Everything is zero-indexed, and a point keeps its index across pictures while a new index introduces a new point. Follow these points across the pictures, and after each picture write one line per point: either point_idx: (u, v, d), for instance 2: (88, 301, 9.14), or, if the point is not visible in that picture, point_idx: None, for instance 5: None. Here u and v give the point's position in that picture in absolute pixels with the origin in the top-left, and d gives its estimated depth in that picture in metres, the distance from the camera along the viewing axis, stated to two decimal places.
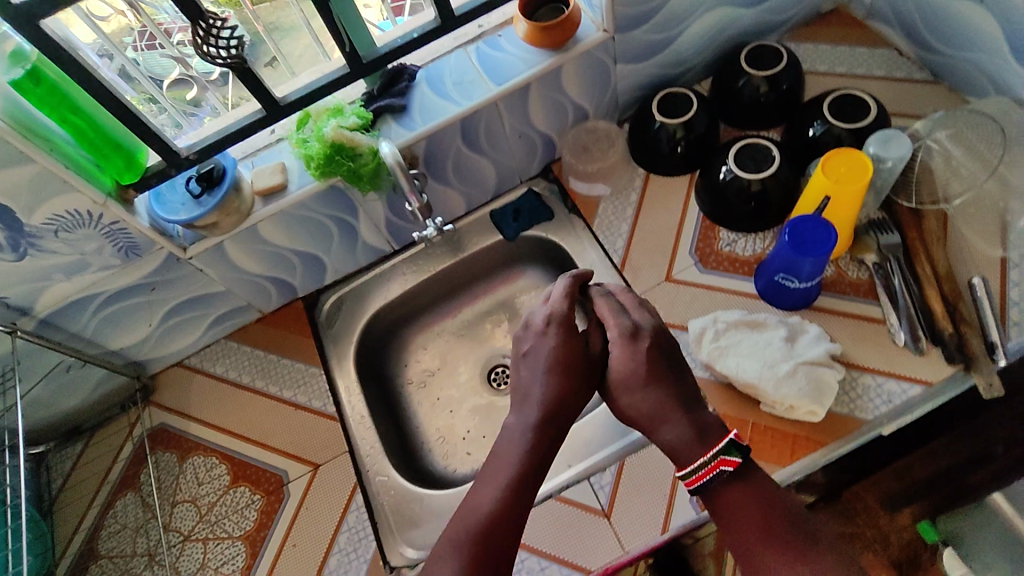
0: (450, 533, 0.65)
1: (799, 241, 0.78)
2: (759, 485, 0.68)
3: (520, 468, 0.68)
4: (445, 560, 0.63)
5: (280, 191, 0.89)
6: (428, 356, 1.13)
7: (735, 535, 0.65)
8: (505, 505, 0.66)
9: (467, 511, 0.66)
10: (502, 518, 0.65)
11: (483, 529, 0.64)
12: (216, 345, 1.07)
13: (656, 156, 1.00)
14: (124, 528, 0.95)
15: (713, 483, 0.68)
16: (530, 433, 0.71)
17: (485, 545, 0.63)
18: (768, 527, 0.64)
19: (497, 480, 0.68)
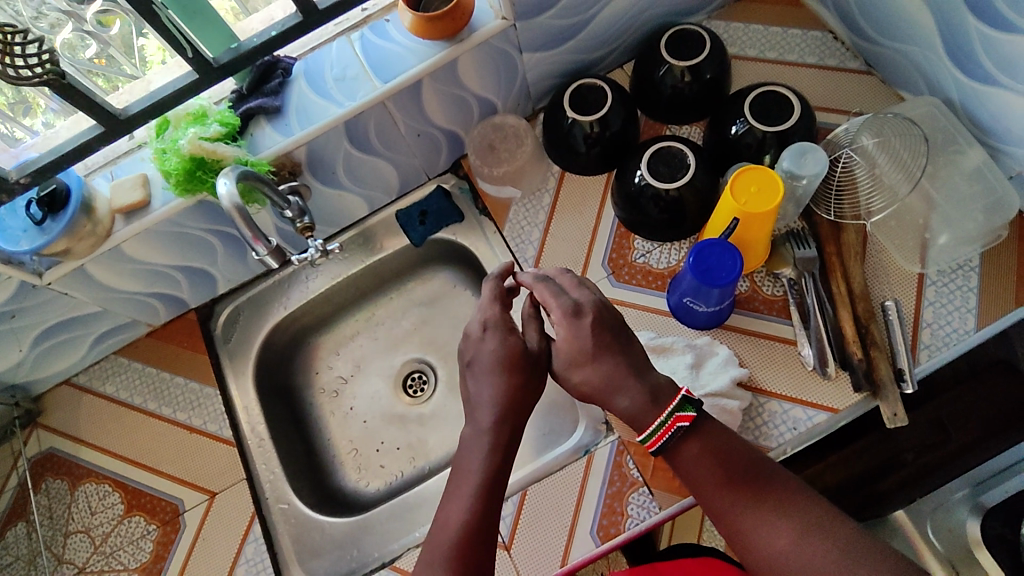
0: (426, 560, 0.58)
1: (703, 271, 0.72)
2: (718, 436, 0.63)
3: (484, 481, 0.62)
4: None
5: (143, 208, 0.80)
6: (340, 362, 1.06)
7: (705, 495, 0.61)
8: (477, 521, 0.59)
9: (440, 533, 0.60)
10: (477, 536, 0.59)
11: (461, 553, 0.58)
12: (105, 362, 1.00)
13: (570, 155, 0.92)
14: (16, 560, 0.90)
15: (674, 445, 0.62)
16: (490, 441, 0.64)
17: (467, 569, 0.57)
18: (738, 482, 0.60)
19: (464, 496, 0.61)
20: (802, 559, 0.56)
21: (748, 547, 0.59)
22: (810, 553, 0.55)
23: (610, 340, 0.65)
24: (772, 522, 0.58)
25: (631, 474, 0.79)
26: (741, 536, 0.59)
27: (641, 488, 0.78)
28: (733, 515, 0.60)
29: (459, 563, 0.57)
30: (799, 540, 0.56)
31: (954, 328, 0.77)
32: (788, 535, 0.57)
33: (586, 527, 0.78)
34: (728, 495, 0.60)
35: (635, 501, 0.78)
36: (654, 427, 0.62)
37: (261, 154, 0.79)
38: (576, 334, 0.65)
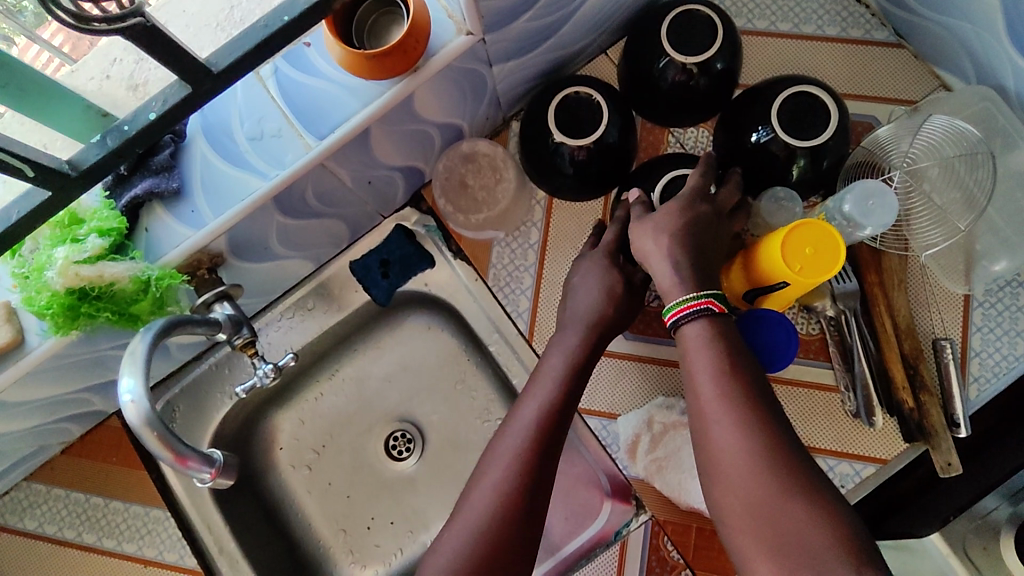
0: (498, 441, 0.62)
1: (755, 350, 0.61)
2: (732, 335, 0.56)
3: (564, 380, 0.64)
4: (494, 463, 0.60)
5: (15, 349, 0.59)
6: (308, 433, 0.91)
7: (694, 377, 0.54)
8: (549, 412, 0.62)
9: (513, 420, 0.63)
10: (550, 422, 0.61)
11: (532, 436, 0.60)
12: (14, 492, 0.81)
13: (557, 176, 0.74)
14: None
15: (686, 326, 0.56)
16: (566, 346, 0.66)
17: (538, 447, 0.60)
18: (732, 380, 0.53)
19: (541, 387, 0.64)
20: (753, 486, 0.49)
21: (711, 450, 0.52)
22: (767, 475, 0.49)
23: (699, 240, 0.61)
24: (741, 433, 0.51)
25: (671, 557, 0.72)
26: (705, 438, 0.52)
27: (684, 571, 0.71)
28: (708, 410, 0.53)
29: (530, 442, 0.60)
30: (764, 462, 0.49)
31: (1003, 355, 0.70)
32: (753, 451, 0.50)
33: None
34: (714, 390, 0.53)
35: None
36: (689, 297, 0.57)
37: (163, 260, 0.58)
38: (678, 207, 0.62)
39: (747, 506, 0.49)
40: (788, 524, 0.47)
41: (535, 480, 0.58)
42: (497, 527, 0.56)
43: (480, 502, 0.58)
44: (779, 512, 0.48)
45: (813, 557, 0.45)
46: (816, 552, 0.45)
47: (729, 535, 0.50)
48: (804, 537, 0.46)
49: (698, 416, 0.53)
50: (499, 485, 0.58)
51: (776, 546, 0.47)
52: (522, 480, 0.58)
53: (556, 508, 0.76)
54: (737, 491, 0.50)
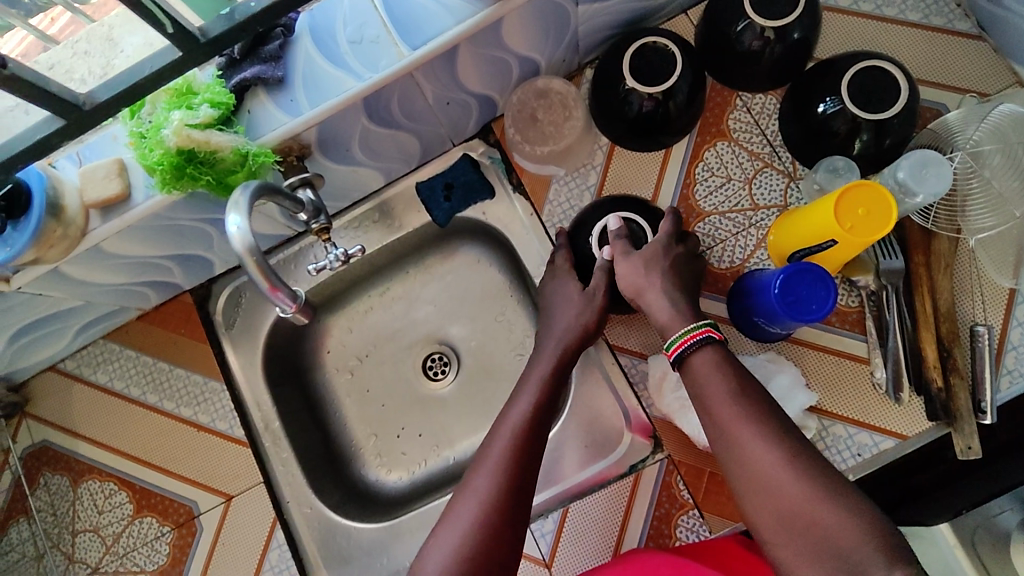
0: (485, 449, 0.65)
1: (794, 305, 0.63)
2: (737, 363, 0.63)
3: (544, 393, 0.69)
4: (482, 468, 0.63)
5: (122, 202, 0.66)
6: (353, 340, 0.97)
7: (711, 400, 0.60)
8: (531, 417, 0.66)
9: (497, 432, 0.67)
10: (530, 428, 0.65)
11: (515, 440, 0.64)
12: (93, 348, 0.90)
13: (621, 124, 0.78)
14: (24, 558, 0.86)
15: (694, 354, 0.64)
16: (544, 364, 0.72)
17: (520, 451, 0.64)
18: (748, 401, 0.59)
19: (522, 400, 0.68)
20: (789, 493, 0.54)
21: (736, 465, 0.58)
22: (790, 481, 0.54)
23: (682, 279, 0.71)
24: (767, 445, 0.57)
25: (681, 496, 0.75)
26: (735, 453, 0.58)
27: (691, 510, 0.75)
28: (730, 430, 0.59)
29: (514, 447, 0.64)
30: (786, 468, 0.55)
31: None
32: (776, 459, 0.56)
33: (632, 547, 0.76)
34: (735, 411, 0.59)
35: (684, 524, 0.75)
36: (678, 336, 0.65)
37: (262, 139, 0.65)
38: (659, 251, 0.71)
39: (778, 516, 0.54)
40: (818, 525, 0.52)
41: (519, 482, 0.62)
42: (486, 526, 0.59)
43: (468, 508, 0.60)
44: (807, 514, 0.53)
45: (842, 551, 0.51)
46: (847, 550, 0.51)
47: (772, 543, 0.55)
48: (831, 536, 0.52)
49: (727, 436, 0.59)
50: (487, 487, 0.61)
51: (810, 546, 0.53)
52: (506, 480, 0.61)
53: (576, 436, 0.80)
54: (767, 500, 0.55)
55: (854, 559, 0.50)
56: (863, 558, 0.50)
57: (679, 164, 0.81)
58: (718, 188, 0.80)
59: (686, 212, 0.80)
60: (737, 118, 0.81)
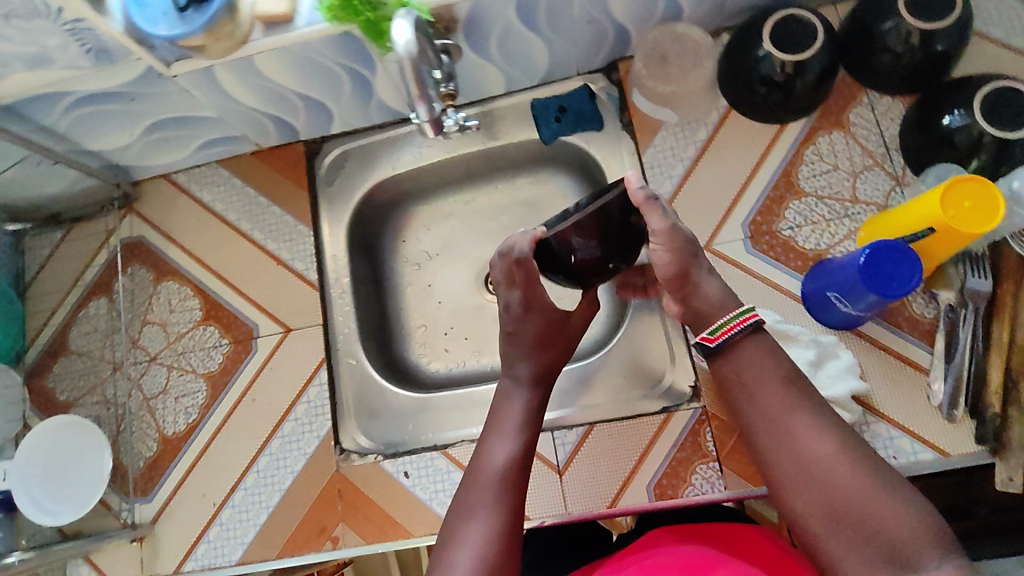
0: (470, 489, 0.59)
1: (876, 278, 0.64)
2: (778, 353, 0.61)
3: (524, 426, 0.64)
4: (475, 516, 0.56)
5: (284, 23, 0.73)
6: (430, 237, 1.02)
7: (757, 389, 0.58)
8: (517, 456, 0.61)
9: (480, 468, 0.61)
10: (518, 471, 0.60)
11: (506, 483, 0.59)
12: (206, 168, 0.98)
13: (746, 90, 0.81)
14: (95, 331, 0.95)
15: (739, 342, 0.60)
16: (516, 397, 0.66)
17: (512, 498, 0.58)
18: (795, 391, 0.57)
19: (502, 436, 0.63)
20: (841, 478, 0.52)
21: (788, 459, 0.54)
22: (845, 474, 0.52)
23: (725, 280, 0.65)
24: (818, 433, 0.54)
25: (706, 445, 0.77)
26: (783, 437, 0.55)
27: (712, 462, 0.77)
28: (778, 424, 0.56)
29: (506, 492, 0.58)
30: (839, 460, 0.53)
31: None
32: (828, 448, 0.53)
33: (643, 481, 0.77)
34: (784, 395, 0.57)
35: (701, 472, 0.76)
36: (727, 318, 0.60)
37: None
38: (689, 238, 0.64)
39: (828, 507, 0.52)
40: (875, 521, 0.50)
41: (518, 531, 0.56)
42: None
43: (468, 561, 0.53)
44: (862, 510, 0.50)
45: (893, 543, 0.49)
46: (903, 542, 0.49)
47: (821, 541, 0.52)
48: (884, 529, 0.49)
49: (774, 424, 0.56)
50: (487, 537, 0.55)
51: (864, 542, 0.50)
52: (508, 530, 0.56)
53: (617, 367, 0.83)
54: (820, 496, 0.52)
55: (908, 553, 0.48)
56: (917, 552, 0.48)
57: (788, 143, 0.82)
58: (823, 172, 0.81)
59: (784, 187, 0.81)
60: (859, 113, 0.82)
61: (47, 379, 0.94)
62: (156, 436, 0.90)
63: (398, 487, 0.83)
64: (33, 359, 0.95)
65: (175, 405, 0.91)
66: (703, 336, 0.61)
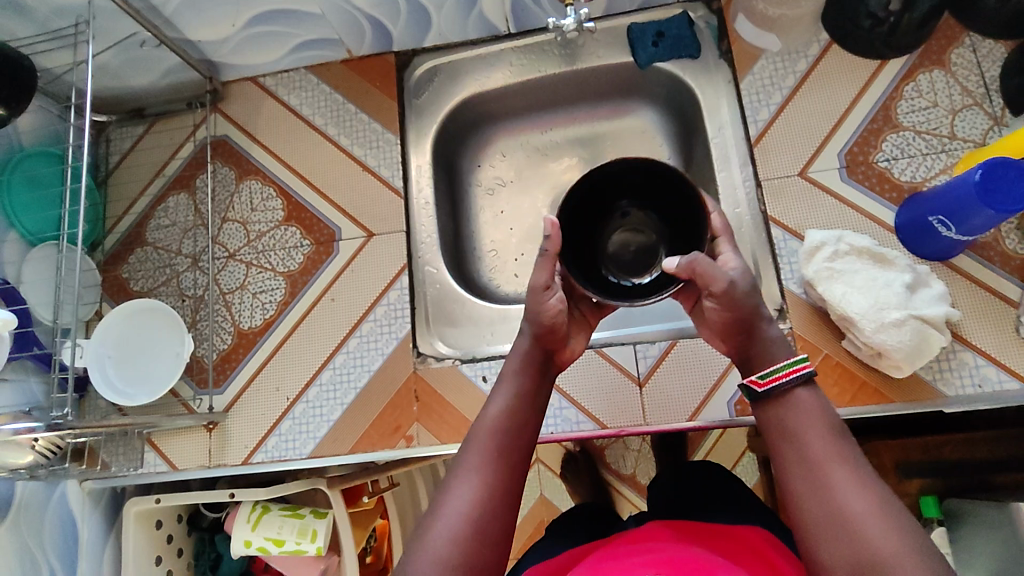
0: (464, 451, 0.61)
1: (991, 195, 0.65)
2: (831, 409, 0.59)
3: (523, 395, 0.65)
4: (461, 482, 0.59)
5: None
6: (507, 164, 1.01)
7: (799, 437, 0.56)
8: (511, 421, 0.63)
9: (477, 431, 0.63)
10: (510, 433, 0.62)
11: (496, 450, 0.61)
12: (295, 73, 0.98)
13: (851, 23, 0.83)
14: (173, 225, 0.95)
15: (790, 393, 0.59)
16: (524, 353, 0.66)
17: (501, 470, 0.60)
18: (837, 444, 0.55)
19: (506, 395, 0.64)
20: (873, 535, 0.50)
21: (816, 505, 0.53)
22: (874, 527, 0.50)
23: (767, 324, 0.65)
24: (856, 488, 0.53)
25: None
26: (818, 485, 0.54)
27: None
28: (812, 474, 0.55)
29: (501, 456, 0.60)
30: (873, 515, 0.51)
31: None
32: (862, 503, 0.52)
33: (725, 397, 0.78)
34: (824, 448, 0.55)
35: None
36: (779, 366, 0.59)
37: None
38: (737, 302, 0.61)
39: (852, 561, 0.50)
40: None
41: (502, 491, 0.59)
42: (470, 543, 0.55)
43: (450, 520, 0.56)
44: (881, 564, 0.49)
45: None
46: None
47: None
48: None
49: (812, 470, 0.55)
50: (470, 506, 0.57)
51: None
52: (491, 492, 0.58)
53: None
54: (836, 544, 0.51)
55: None
56: None
57: (889, 78, 0.83)
58: (922, 109, 0.81)
59: (882, 120, 0.82)
60: (961, 54, 0.82)
61: (122, 269, 0.95)
62: (231, 330, 0.90)
63: (476, 391, 0.84)
64: (110, 247, 0.96)
65: (252, 300, 0.91)
66: (752, 379, 0.60)
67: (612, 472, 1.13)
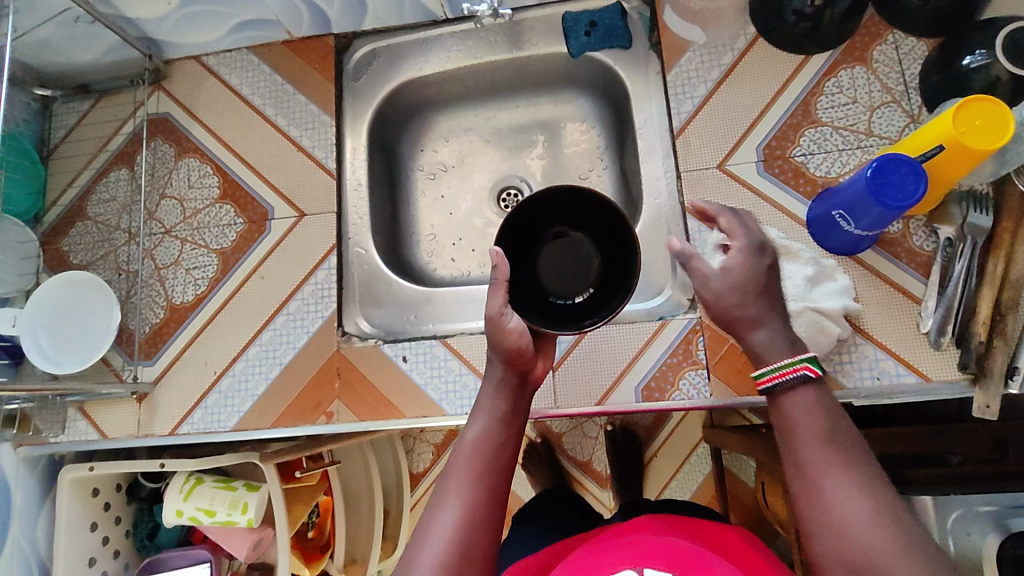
0: (448, 473, 0.60)
1: (882, 192, 0.66)
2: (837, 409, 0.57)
3: (505, 415, 0.64)
4: (444, 504, 0.57)
5: None
6: (447, 150, 1.03)
7: (796, 436, 0.56)
8: (494, 442, 0.62)
9: (460, 453, 0.61)
10: (493, 453, 0.61)
11: (479, 469, 0.59)
12: (237, 54, 0.99)
13: (776, 18, 0.83)
14: (112, 200, 0.97)
15: (788, 394, 0.58)
16: (499, 379, 0.66)
17: (484, 490, 0.59)
18: (834, 442, 0.54)
19: (486, 415, 0.64)
20: (864, 534, 0.49)
21: (809, 504, 0.53)
22: (867, 529, 0.49)
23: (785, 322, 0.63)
24: (851, 485, 0.51)
25: (697, 353, 0.79)
26: (812, 483, 0.53)
27: (701, 369, 0.79)
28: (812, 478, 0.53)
29: (483, 478, 0.59)
30: (865, 514, 0.50)
31: None
32: (856, 502, 0.50)
33: (633, 382, 0.80)
34: (821, 448, 0.54)
35: (689, 378, 0.79)
36: (775, 366, 0.59)
37: None
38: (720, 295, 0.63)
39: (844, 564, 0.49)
40: None
41: (487, 512, 0.57)
42: (457, 566, 0.54)
43: (435, 544, 0.55)
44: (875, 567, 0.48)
45: None
46: None
47: None
48: None
49: (804, 466, 0.54)
50: (453, 527, 0.56)
51: None
52: (477, 516, 0.57)
53: None
54: (832, 544, 0.50)
55: None
56: None
57: (811, 73, 0.84)
58: (841, 104, 0.82)
59: (802, 115, 0.83)
60: (883, 51, 0.83)
61: (62, 243, 0.97)
62: (163, 304, 0.92)
63: (396, 370, 0.86)
64: (52, 221, 0.97)
65: (185, 276, 0.93)
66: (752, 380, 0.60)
67: (569, 458, 1.27)
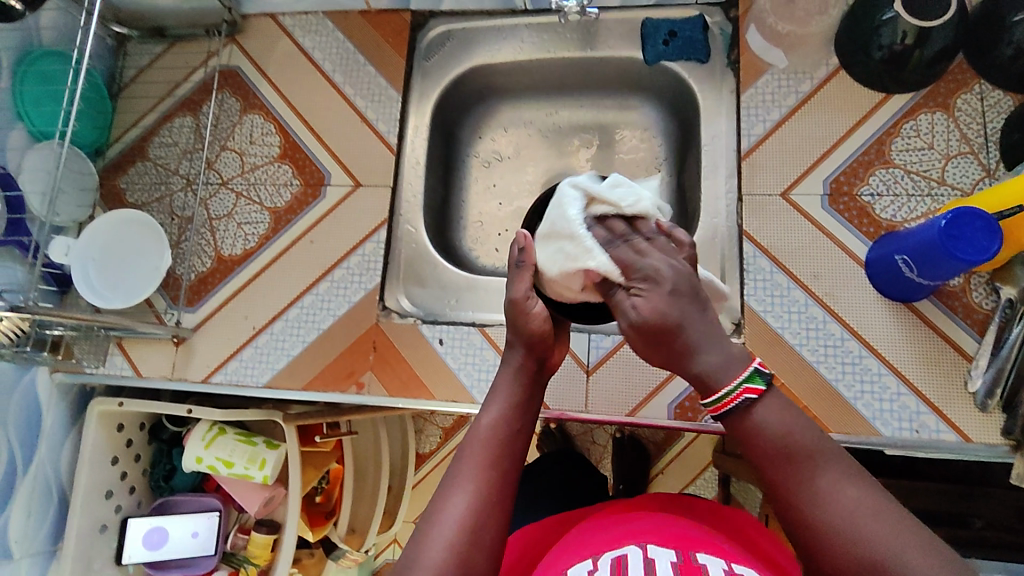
0: (459, 458, 0.57)
1: (955, 246, 0.65)
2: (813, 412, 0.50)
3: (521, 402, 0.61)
4: (455, 490, 0.54)
5: None
6: (505, 140, 1.03)
7: (768, 463, 0.49)
8: (507, 428, 0.59)
9: (471, 438, 0.58)
10: (506, 440, 0.58)
11: (492, 457, 0.56)
12: (313, 17, 1.00)
13: (862, 53, 0.82)
14: (174, 145, 0.98)
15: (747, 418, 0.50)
16: (517, 365, 0.63)
17: (496, 477, 0.55)
18: (807, 459, 0.47)
19: (501, 400, 0.61)
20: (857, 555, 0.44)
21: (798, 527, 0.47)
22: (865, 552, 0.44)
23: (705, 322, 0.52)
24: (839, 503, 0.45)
25: None
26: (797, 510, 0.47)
27: None
28: (789, 498, 0.48)
29: (496, 465, 0.56)
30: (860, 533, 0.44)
31: None
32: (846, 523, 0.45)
33: (666, 399, 0.79)
34: (795, 473, 0.47)
35: None
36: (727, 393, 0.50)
37: None
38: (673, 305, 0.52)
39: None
40: None
41: (499, 502, 0.54)
42: (467, 554, 0.51)
43: (444, 531, 0.51)
44: None
45: None
46: None
47: None
48: None
49: (783, 493, 0.48)
50: (464, 514, 0.52)
51: None
52: (487, 505, 0.53)
53: None
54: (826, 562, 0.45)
55: None
56: None
57: (889, 113, 0.82)
58: (916, 149, 0.81)
59: (874, 153, 0.81)
60: (967, 100, 0.81)
61: (120, 180, 0.98)
62: (211, 254, 0.94)
63: (431, 351, 0.86)
64: (112, 156, 0.99)
65: (236, 229, 0.94)
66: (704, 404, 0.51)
67: None
